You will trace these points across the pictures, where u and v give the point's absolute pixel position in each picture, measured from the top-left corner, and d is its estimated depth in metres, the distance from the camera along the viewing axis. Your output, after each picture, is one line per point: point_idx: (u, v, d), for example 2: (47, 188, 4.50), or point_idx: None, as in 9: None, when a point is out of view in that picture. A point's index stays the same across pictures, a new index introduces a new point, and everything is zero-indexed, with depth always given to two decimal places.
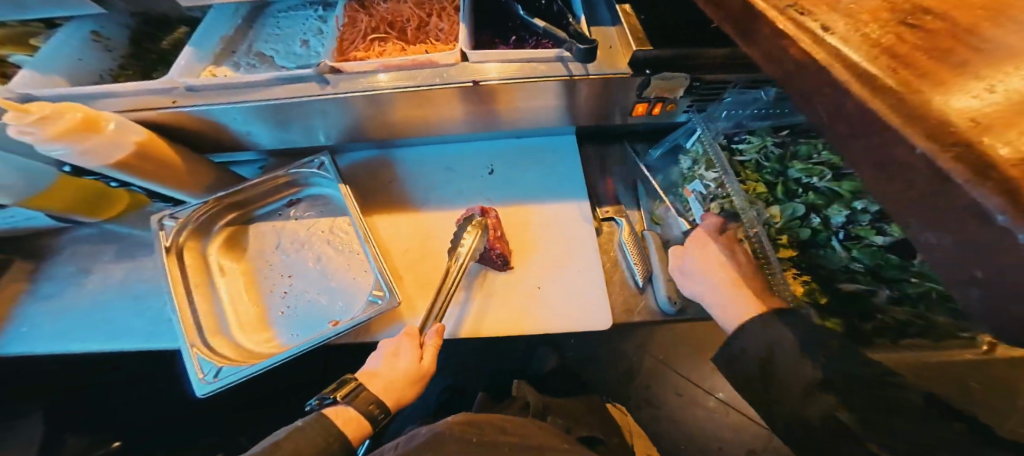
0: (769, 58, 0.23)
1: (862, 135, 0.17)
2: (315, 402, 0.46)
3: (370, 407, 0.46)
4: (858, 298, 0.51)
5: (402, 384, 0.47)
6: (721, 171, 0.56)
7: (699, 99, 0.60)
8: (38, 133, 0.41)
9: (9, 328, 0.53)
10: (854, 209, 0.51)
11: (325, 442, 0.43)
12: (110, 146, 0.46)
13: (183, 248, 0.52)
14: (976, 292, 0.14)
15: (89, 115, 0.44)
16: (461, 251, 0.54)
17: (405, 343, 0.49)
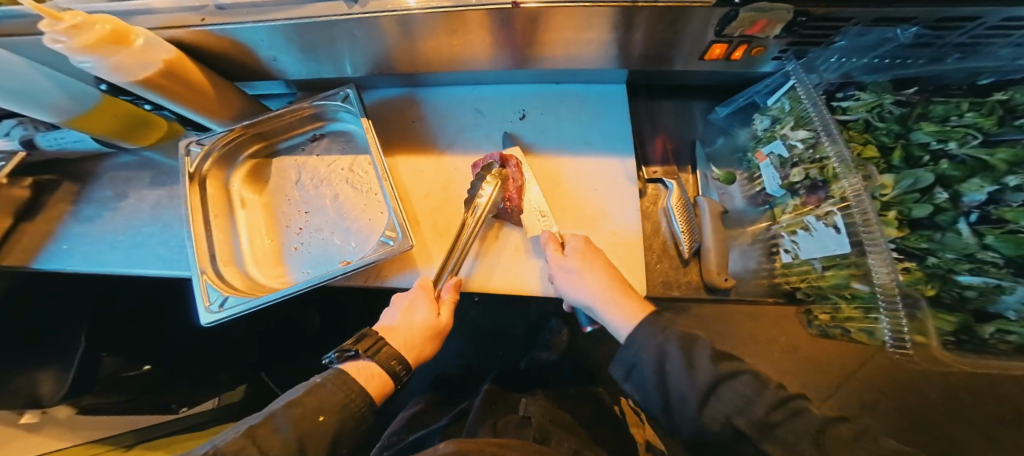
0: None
1: None
2: (335, 355, 0.42)
3: (392, 362, 0.42)
4: (976, 294, 0.42)
5: (421, 340, 0.44)
6: (818, 131, 0.44)
7: (796, 42, 0.46)
8: (69, 44, 0.33)
9: (50, 245, 0.54)
10: (1004, 185, 0.39)
11: (345, 397, 0.39)
12: (141, 61, 0.38)
13: (206, 176, 0.50)
14: None
15: (121, 27, 0.36)
16: (479, 203, 0.48)
17: (420, 297, 0.45)
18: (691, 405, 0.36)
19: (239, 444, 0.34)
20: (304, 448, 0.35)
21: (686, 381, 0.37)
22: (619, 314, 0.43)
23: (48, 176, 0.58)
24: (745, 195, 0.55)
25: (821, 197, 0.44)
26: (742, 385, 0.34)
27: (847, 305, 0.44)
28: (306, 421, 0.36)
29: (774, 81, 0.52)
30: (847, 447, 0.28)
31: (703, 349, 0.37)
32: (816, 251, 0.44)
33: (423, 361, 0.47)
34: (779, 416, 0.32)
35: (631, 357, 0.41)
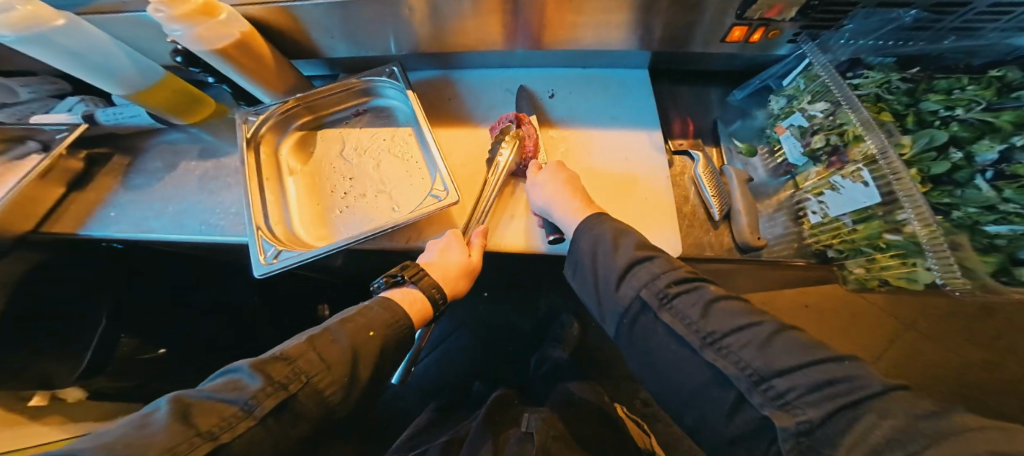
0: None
1: None
2: (383, 281, 0.49)
3: (432, 289, 0.46)
4: (1006, 241, 0.42)
5: (456, 276, 0.47)
6: (835, 100, 0.47)
7: (809, 25, 0.51)
8: (167, 13, 0.39)
9: (100, 212, 0.56)
10: (1012, 144, 0.41)
11: (391, 317, 0.45)
12: (221, 30, 0.42)
13: (262, 140, 0.53)
14: None
15: (211, 2, 0.41)
16: (498, 162, 0.52)
17: (453, 241, 0.48)
18: (610, 282, 0.38)
19: (301, 349, 0.39)
20: (359, 357, 0.41)
21: (607, 264, 0.39)
22: (565, 210, 0.46)
23: (101, 150, 0.60)
24: (766, 167, 0.58)
25: (843, 160, 0.46)
26: (653, 265, 0.36)
27: (879, 256, 0.45)
28: (359, 334, 0.42)
29: (787, 64, 0.55)
30: (728, 313, 0.31)
31: (630, 238, 0.40)
32: (844, 207, 0.46)
33: (459, 295, 0.51)
34: (680, 288, 0.34)
35: (575, 252, 0.43)
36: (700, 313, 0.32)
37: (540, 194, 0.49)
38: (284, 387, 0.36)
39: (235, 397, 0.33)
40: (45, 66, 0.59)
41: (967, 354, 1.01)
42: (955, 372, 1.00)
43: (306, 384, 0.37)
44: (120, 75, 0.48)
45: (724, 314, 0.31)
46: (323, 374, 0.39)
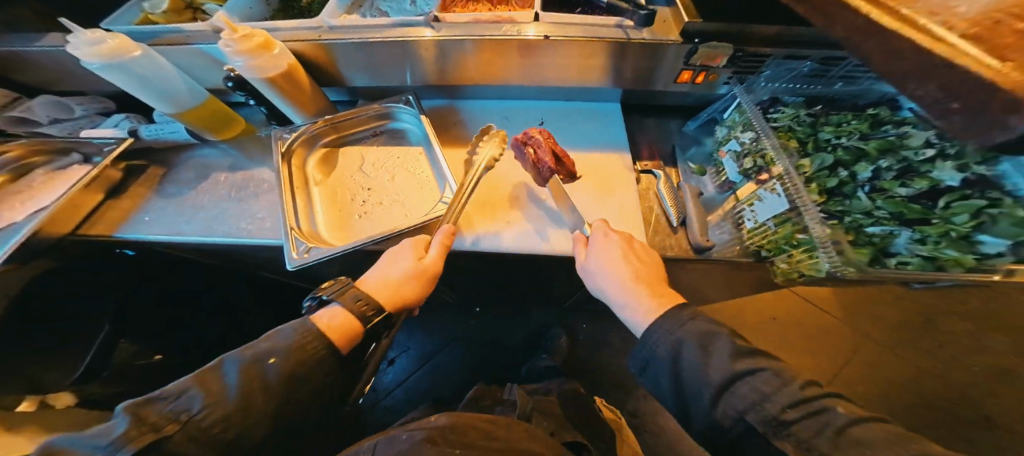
0: (845, 19, 0.33)
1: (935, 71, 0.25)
2: (308, 304, 0.51)
3: (360, 306, 0.49)
4: (880, 239, 0.53)
5: (401, 280, 0.51)
6: (758, 131, 0.61)
7: (739, 71, 0.67)
8: (233, 47, 0.50)
9: (133, 217, 0.62)
10: (879, 166, 0.55)
11: (303, 339, 0.46)
12: (272, 63, 0.53)
13: (293, 154, 0.62)
14: (997, 134, 0.22)
15: (268, 40, 0.52)
16: (477, 159, 0.61)
17: (404, 248, 0.54)
18: (705, 397, 0.41)
19: (185, 387, 0.40)
20: (252, 389, 0.42)
21: (699, 376, 0.42)
22: (638, 309, 0.50)
23: (138, 162, 0.67)
24: (715, 184, 0.70)
25: (766, 178, 0.58)
26: (761, 382, 0.38)
27: (795, 251, 0.54)
28: (255, 365, 0.43)
29: (726, 101, 0.70)
30: (864, 445, 0.32)
31: (722, 346, 0.42)
32: (768, 214, 0.57)
33: (396, 308, 0.52)
34: (796, 414, 0.36)
35: (651, 354, 0.46)
36: (830, 446, 0.34)
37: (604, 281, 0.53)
38: (155, 429, 0.37)
39: (98, 443, 0.35)
40: (100, 87, 0.68)
41: (918, 360, 1.13)
42: (913, 372, 1.12)
43: (185, 425, 0.38)
44: (174, 94, 0.58)
45: (860, 446, 0.33)
46: (208, 410, 0.39)
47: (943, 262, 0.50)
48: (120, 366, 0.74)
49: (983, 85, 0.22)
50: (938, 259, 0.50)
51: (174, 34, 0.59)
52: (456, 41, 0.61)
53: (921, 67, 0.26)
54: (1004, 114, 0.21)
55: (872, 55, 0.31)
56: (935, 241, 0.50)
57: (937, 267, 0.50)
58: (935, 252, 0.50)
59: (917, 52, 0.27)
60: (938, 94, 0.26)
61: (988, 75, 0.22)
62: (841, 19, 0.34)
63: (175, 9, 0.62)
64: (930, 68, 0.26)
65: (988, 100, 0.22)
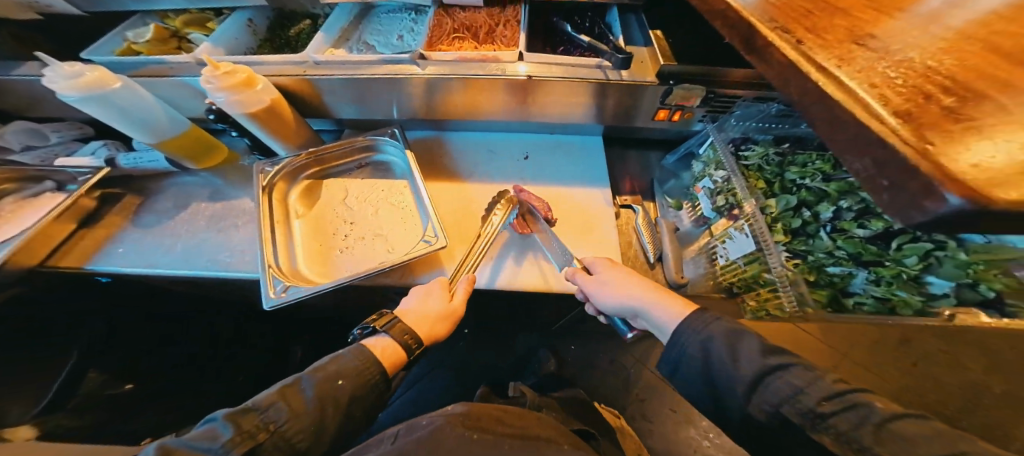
0: (796, 82, 0.34)
1: (860, 142, 0.27)
2: (357, 331, 0.53)
3: (406, 337, 0.52)
4: (840, 278, 0.57)
5: (436, 319, 0.53)
6: (729, 171, 0.64)
7: (712, 110, 0.70)
8: (215, 85, 0.50)
9: (106, 248, 0.61)
10: (840, 206, 0.57)
11: (362, 364, 0.49)
12: (255, 98, 0.53)
13: (274, 188, 0.63)
14: (915, 213, 0.24)
15: (251, 76, 0.53)
16: (493, 220, 0.63)
17: (436, 288, 0.56)
18: (739, 392, 0.42)
19: (272, 400, 0.43)
20: (325, 406, 0.45)
21: (732, 374, 0.43)
22: (667, 309, 0.51)
23: (115, 190, 0.66)
24: (690, 219, 0.72)
25: (737, 216, 0.61)
26: (793, 376, 0.40)
27: (762, 291, 0.58)
28: (328, 383, 0.46)
29: (700, 138, 0.73)
30: (904, 440, 0.33)
31: (748, 343, 0.44)
32: (738, 252, 0.60)
33: (433, 341, 0.55)
34: (833, 407, 0.37)
35: (688, 352, 0.47)
36: (872, 439, 0.34)
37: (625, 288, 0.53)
38: (252, 436, 0.40)
39: (209, 447, 0.37)
40: (77, 113, 0.67)
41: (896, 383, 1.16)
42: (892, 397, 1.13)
43: (273, 434, 0.41)
44: (153, 124, 0.57)
45: (905, 437, 0.33)
46: (290, 423, 0.42)
47: (894, 302, 0.54)
48: (87, 395, 0.67)
49: (903, 166, 0.24)
50: (890, 300, 0.55)
51: (157, 65, 0.59)
52: (442, 78, 0.63)
53: (851, 139, 0.28)
54: (918, 196, 0.23)
55: (818, 120, 0.32)
56: (887, 283, 0.54)
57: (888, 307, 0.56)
58: (887, 294, 0.54)
59: (850, 125, 0.28)
60: (871, 167, 0.27)
61: (909, 157, 0.23)
62: (793, 82, 0.34)
63: (159, 38, 0.62)
64: (863, 141, 0.27)
65: (908, 181, 0.24)
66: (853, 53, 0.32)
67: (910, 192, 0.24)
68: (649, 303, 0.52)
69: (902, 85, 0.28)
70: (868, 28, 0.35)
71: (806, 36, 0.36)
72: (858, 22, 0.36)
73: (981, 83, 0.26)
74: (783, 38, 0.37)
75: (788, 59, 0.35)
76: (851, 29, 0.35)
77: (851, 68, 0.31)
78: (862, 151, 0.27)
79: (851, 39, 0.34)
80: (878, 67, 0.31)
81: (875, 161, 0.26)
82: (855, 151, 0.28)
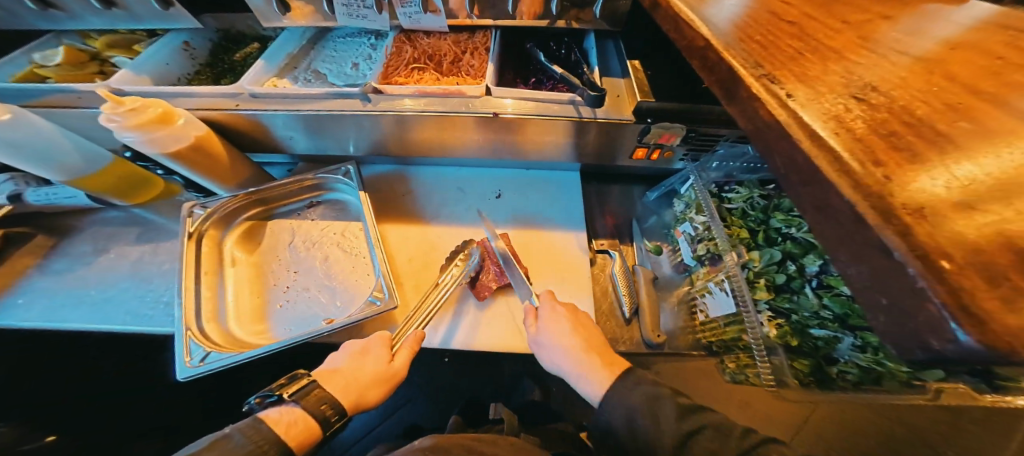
0: (777, 152, 0.28)
1: (844, 239, 0.22)
2: (256, 401, 0.43)
3: (322, 407, 0.44)
4: (824, 343, 0.50)
5: (368, 384, 0.47)
6: (709, 217, 0.59)
7: (694, 148, 0.65)
8: (121, 122, 0.45)
9: (4, 298, 0.53)
10: (827, 260, 0.51)
11: (256, 448, 0.38)
12: (174, 135, 0.49)
13: (204, 235, 0.57)
14: (921, 354, 0.18)
15: (167, 111, 0.48)
16: (452, 271, 0.59)
17: (375, 343, 0.51)
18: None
19: None
20: None
21: (655, 436, 0.40)
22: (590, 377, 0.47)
23: (22, 229, 0.58)
24: (671, 263, 0.67)
25: (716, 267, 0.57)
26: (707, 441, 0.38)
27: (741, 354, 0.53)
28: None
29: (682, 176, 0.69)
30: None
31: (665, 407, 0.41)
32: (717, 310, 0.55)
33: (360, 409, 0.48)
34: None
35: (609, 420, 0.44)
36: None
37: (554, 351, 0.50)
38: None
39: None
40: None
41: None
42: None
43: None
44: (61, 161, 0.51)
45: None
46: None
47: (880, 373, 0.46)
48: None
49: (908, 285, 0.18)
50: (875, 372, 0.46)
51: (61, 94, 0.53)
52: (415, 114, 0.59)
53: (839, 231, 0.22)
54: (921, 328, 0.17)
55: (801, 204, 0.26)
56: (874, 351, 0.46)
57: (876, 380, 0.47)
58: (872, 363, 0.46)
59: (841, 214, 0.22)
60: (865, 277, 0.20)
61: (918, 275, 0.17)
62: (778, 150, 0.28)
63: (74, 62, 0.58)
64: (854, 241, 0.21)
65: (911, 306, 0.17)
66: (860, 112, 0.27)
67: (908, 322, 0.18)
68: (574, 368, 0.49)
69: (910, 165, 0.22)
70: (874, 81, 0.30)
71: (798, 86, 0.30)
72: (856, 72, 0.32)
73: (991, 173, 0.21)
74: (771, 88, 0.30)
75: (778, 121, 0.28)
76: (849, 76, 0.31)
77: (852, 134, 0.25)
78: (853, 252, 0.21)
79: (849, 91, 0.29)
80: (883, 138, 0.24)
81: (866, 268, 0.20)
82: (848, 250, 0.21)
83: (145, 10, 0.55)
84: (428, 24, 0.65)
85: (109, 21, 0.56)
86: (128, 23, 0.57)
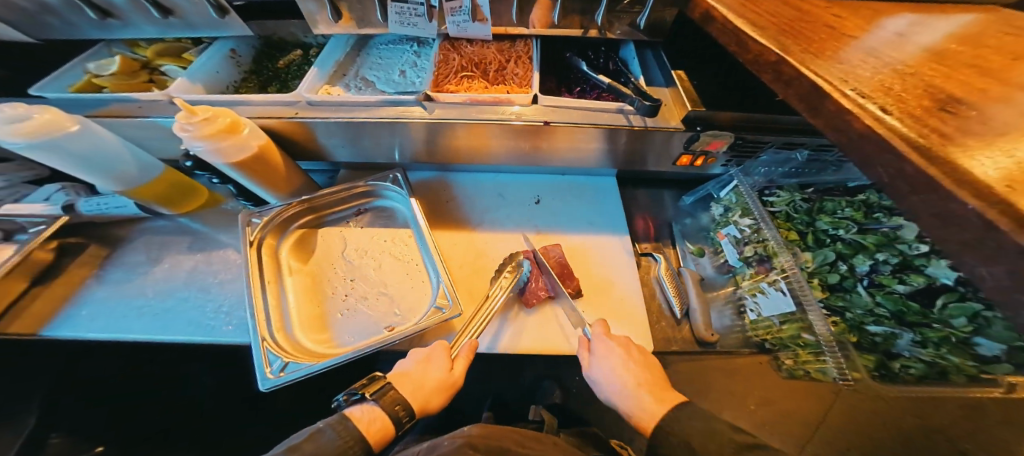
0: (878, 163, 0.29)
1: (976, 242, 0.22)
2: (343, 398, 0.46)
3: (396, 408, 0.45)
4: (882, 339, 0.52)
5: (432, 391, 0.47)
6: (757, 220, 0.61)
7: (737, 155, 0.66)
8: (192, 132, 0.45)
9: (66, 311, 0.53)
10: (876, 259, 0.54)
11: (343, 443, 0.40)
12: (239, 145, 0.48)
13: (263, 244, 0.57)
14: None
15: (235, 121, 0.48)
16: (504, 277, 0.60)
17: (438, 352, 0.50)
18: None
19: None
20: None
21: None
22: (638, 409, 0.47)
23: (76, 239, 0.59)
24: (713, 265, 0.69)
25: (767, 268, 0.59)
26: None
27: (801, 352, 0.55)
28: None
29: (721, 179, 0.70)
30: None
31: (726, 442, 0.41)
32: (772, 310, 0.57)
33: (428, 413, 0.49)
34: None
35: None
36: None
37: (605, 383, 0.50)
38: None
39: None
40: None
41: None
42: None
43: None
44: (121, 171, 0.51)
45: None
46: None
47: (945, 368, 0.48)
48: None
49: None
50: (939, 366, 0.48)
51: (121, 104, 0.54)
52: (443, 124, 0.59)
53: (968, 237, 0.23)
54: None
55: (914, 210, 0.27)
56: (935, 346, 0.48)
57: (942, 375, 0.48)
58: (935, 357, 0.48)
59: (967, 221, 0.23)
60: (1004, 278, 0.21)
61: None
62: (881, 163, 0.29)
63: (127, 71, 0.58)
64: (986, 245, 0.22)
65: None
66: (955, 122, 0.28)
67: None
68: (621, 402, 0.49)
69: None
70: (957, 92, 0.31)
71: (886, 100, 0.32)
72: (934, 84, 0.33)
73: None
74: (859, 103, 0.32)
75: (877, 133, 0.29)
76: (932, 89, 0.32)
77: (959, 144, 0.26)
78: (986, 255, 0.22)
79: (938, 104, 0.30)
80: (999, 145, 0.25)
81: (1003, 269, 0.21)
82: (979, 255, 0.22)
83: (201, 19, 0.55)
84: (474, 32, 0.65)
85: (163, 30, 0.56)
86: (180, 31, 0.57)
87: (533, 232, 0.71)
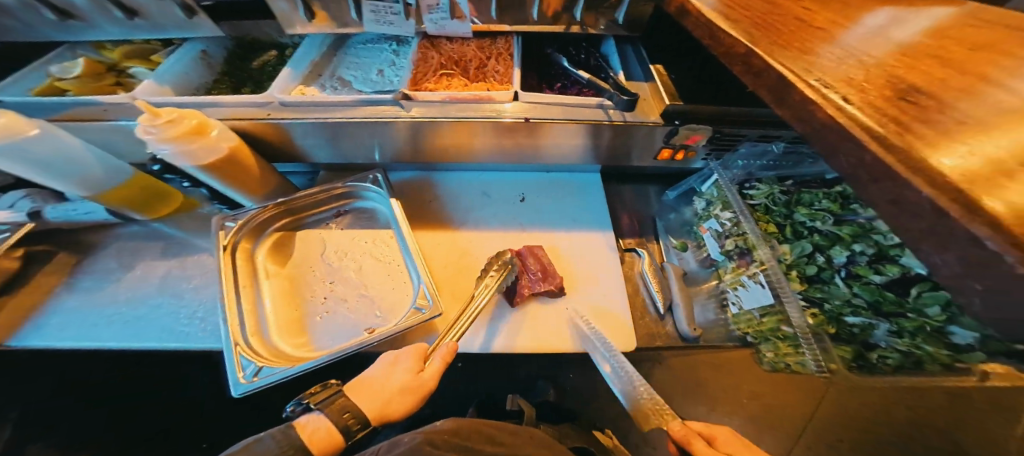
0: (839, 153, 0.29)
1: (929, 231, 0.22)
2: (291, 409, 0.45)
3: (345, 417, 0.43)
4: (859, 330, 0.52)
5: (393, 395, 0.46)
6: (737, 213, 0.62)
7: (715, 149, 0.66)
8: (155, 134, 0.44)
9: (34, 321, 0.51)
10: (853, 251, 0.54)
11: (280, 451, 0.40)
12: (207, 147, 0.47)
13: (237, 247, 0.56)
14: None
15: (202, 122, 0.47)
16: (488, 280, 0.59)
17: (407, 354, 0.50)
18: None
19: None
20: None
21: None
22: None
23: (44, 246, 0.57)
24: (697, 259, 0.69)
25: (747, 261, 0.59)
26: None
27: (780, 344, 0.55)
28: None
29: (702, 174, 0.70)
30: None
31: None
32: (752, 302, 0.58)
33: (390, 420, 0.47)
34: None
35: None
36: None
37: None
38: None
39: None
40: None
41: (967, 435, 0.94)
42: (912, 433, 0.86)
43: None
44: (86, 175, 0.50)
45: None
46: None
47: (921, 357, 0.47)
48: None
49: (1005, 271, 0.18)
50: (915, 356, 0.48)
51: (85, 107, 0.52)
52: (432, 122, 0.59)
53: (922, 225, 0.23)
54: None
55: (874, 199, 0.27)
56: (911, 336, 0.48)
57: (917, 365, 0.49)
58: (910, 347, 0.48)
59: (921, 209, 0.23)
60: (955, 265, 0.21)
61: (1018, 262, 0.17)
62: (842, 152, 0.29)
63: (92, 73, 0.57)
64: (939, 232, 0.22)
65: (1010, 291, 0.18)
66: (913, 112, 0.28)
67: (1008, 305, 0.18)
68: None
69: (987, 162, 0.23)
70: (920, 82, 0.32)
71: (849, 90, 0.32)
72: (897, 75, 0.33)
73: None
74: (823, 94, 0.32)
75: (838, 123, 0.29)
76: (895, 79, 0.32)
77: (916, 133, 0.26)
78: (938, 242, 0.22)
79: (899, 94, 0.30)
80: (954, 134, 0.25)
81: (955, 256, 0.21)
82: (933, 242, 0.22)
83: (166, 18, 0.53)
84: (452, 30, 0.65)
85: (127, 29, 0.54)
86: (146, 32, 0.55)
87: (517, 230, 0.70)
